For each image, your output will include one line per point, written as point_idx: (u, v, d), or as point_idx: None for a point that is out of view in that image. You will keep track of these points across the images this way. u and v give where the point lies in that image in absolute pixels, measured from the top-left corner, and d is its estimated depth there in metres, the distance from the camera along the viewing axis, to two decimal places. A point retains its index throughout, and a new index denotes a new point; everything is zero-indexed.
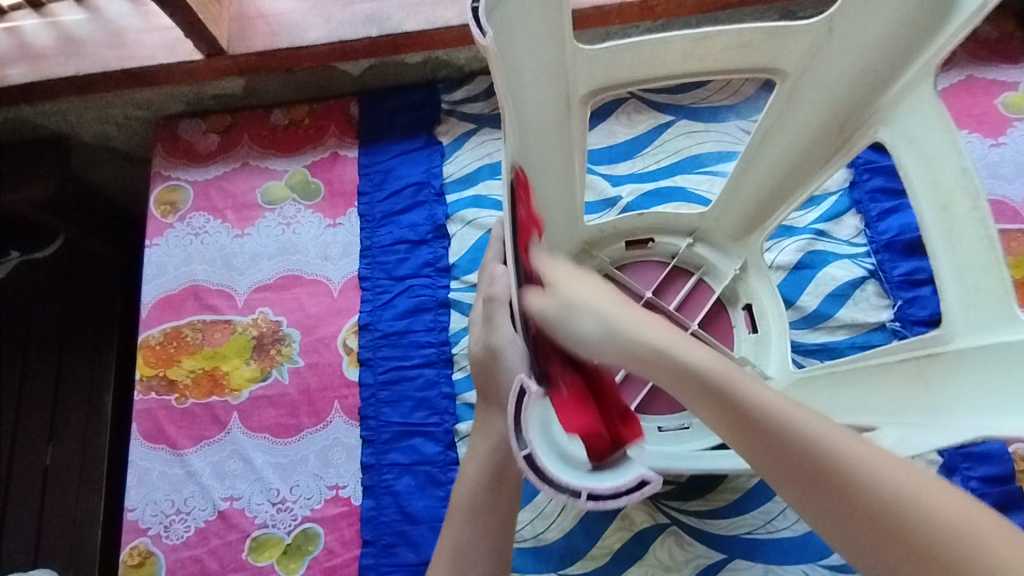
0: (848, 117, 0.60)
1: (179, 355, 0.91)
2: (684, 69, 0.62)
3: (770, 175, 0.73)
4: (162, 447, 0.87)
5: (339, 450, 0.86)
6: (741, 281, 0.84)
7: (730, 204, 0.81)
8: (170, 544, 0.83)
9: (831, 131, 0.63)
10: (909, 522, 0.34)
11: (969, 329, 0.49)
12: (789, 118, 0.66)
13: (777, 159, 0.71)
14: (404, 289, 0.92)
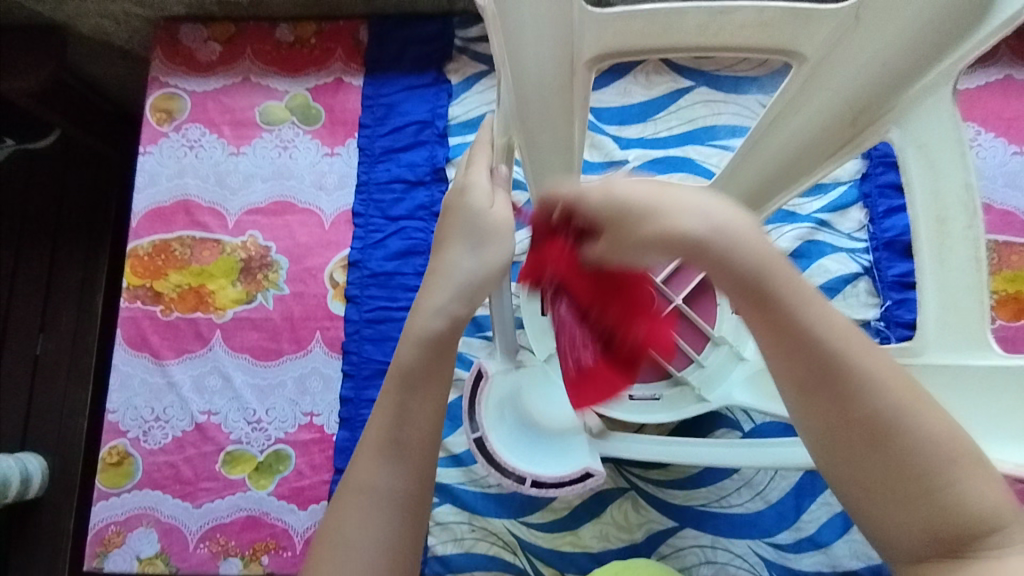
0: (864, 110, 0.55)
1: (167, 269, 0.92)
2: (701, 45, 0.54)
3: (767, 167, 0.66)
4: (145, 355, 0.89)
5: (316, 379, 0.88)
6: None
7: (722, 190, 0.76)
8: (147, 448, 0.86)
9: (841, 126, 0.57)
10: (948, 489, 0.35)
11: (939, 345, 0.57)
12: (798, 110, 0.58)
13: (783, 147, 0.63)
14: (397, 230, 0.91)
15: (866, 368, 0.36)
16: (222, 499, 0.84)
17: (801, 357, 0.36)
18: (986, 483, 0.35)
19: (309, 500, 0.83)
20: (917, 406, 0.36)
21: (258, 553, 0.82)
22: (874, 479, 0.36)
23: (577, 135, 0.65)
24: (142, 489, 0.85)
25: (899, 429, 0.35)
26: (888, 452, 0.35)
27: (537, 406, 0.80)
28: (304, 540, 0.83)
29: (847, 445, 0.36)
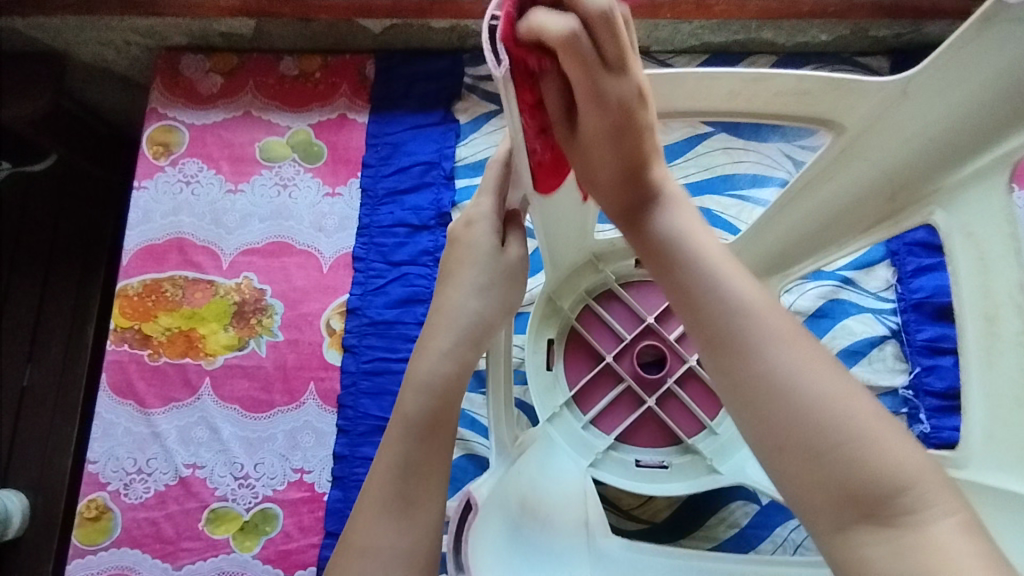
0: (902, 186, 0.55)
1: (157, 311, 0.87)
2: (722, 109, 0.55)
3: (797, 228, 0.66)
4: (129, 402, 0.85)
5: (308, 433, 0.83)
6: None
7: (756, 239, 0.71)
8: (128, 502, 0.81)
9: (880, 197, 0.57)
10: (921, 537, 0.32)
11: (982, 462, 0.51)
12: (836, 174, 0.58)
13: (812, 215, 0.63)
14: (399, 276, 0.88)
15: (832, 402, 0.35)
16: (204, 560, 0.79)
17: (777, 406, 0.35)
18: (956, 529, 0.32)
19: (297, 565, 0.78)
20: (887, 444, 0.34)
21: None
22: (833, 523, 0.34)
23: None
24: (120, 548, 0.80)
25: (871, 473, 0.33)
26: (857, 497, 0.33)
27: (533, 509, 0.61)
28: None
29: (799, 485, 0.35)
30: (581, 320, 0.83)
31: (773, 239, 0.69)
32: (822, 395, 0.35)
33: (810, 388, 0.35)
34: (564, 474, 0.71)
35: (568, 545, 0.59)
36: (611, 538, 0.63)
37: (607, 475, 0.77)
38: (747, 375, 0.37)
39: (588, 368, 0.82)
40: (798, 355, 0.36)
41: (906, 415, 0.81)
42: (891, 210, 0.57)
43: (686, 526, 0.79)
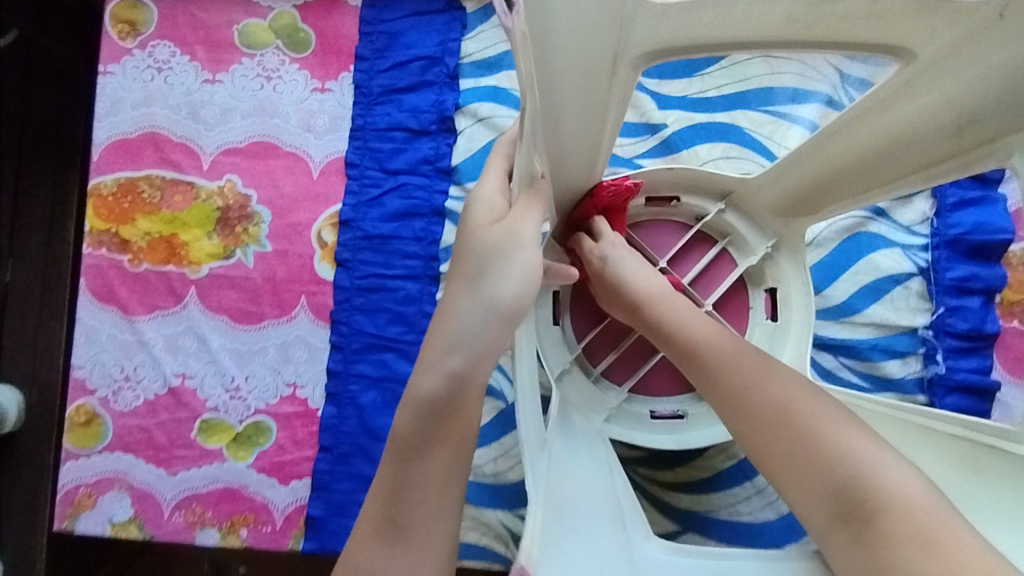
0: (976, 119, 0.47)
1: (135, 214, 0.81)
2: (773, 37, 0.40)
3: (846, 157, 0.59)
4: (112, 309, 0.81)
5: (300, 347, 0.80)
6: (770, 261, 0.76)
7: (785, 171, 0.66)
8: (118, 409, 0.80)
9: (948, 129, 0.49)
10: (881, 525, 0.43)
11: None
12: (897, 108, 0.50)
13: (859, 150, 0.57)
14: (396, 186, 0.81)
15: (806, 420, 0.49)
16: (197, 468, 0.79)
17: (760, 424, 0.51)
18: (915, 517, 0.42)
19: (291, 476, 0.78)
20: (851, 440, 0.47)
21: (235, 526, 0.78)
22: (824, 520, 0.47)
23: (608, 132, 0.56)
24: (113, 453, 0.79)
25: (835, 472, 0.46)
26: (830, 496, 0.46)
27: (569, 518, 0.52)
28: (284, 516, 0.78)
29: (803, 496, 0.48)
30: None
31: (809, 174, 0.63)
32: (803, 432, 0.49)
33: (795, 428, 0.49)
34: (589, 463, 0.63)
35: (614, 558, 0.51)
36: (652, 538, 0.57)
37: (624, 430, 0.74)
38: (746, 416, 0.52)
39: (595, 322, 0.79)
40: (804, 401, 0.50)
41: (922, 355, 0.78)
42: (961, 144, 0.50)
43: (686, 456, 0.79)
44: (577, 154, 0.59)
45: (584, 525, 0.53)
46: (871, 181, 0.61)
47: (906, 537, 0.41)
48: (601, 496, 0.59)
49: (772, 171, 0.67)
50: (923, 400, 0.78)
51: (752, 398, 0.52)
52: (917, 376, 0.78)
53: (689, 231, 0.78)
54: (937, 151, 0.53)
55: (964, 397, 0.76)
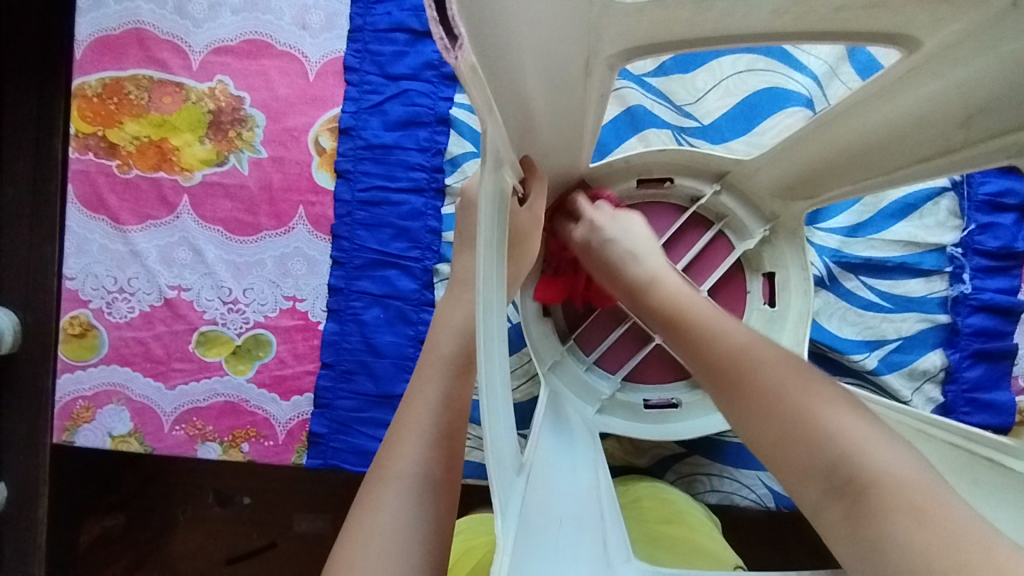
0: (984, 110, 0.43)
1: (122, 117, 0.77)
2: (764, 33, 0.41)
3: (841, 151, 0.56)
4: (103, 218, 0.77)
5: (299, 260, 0.77)
6: (769, 245, 0.72)
7: (777, 161, 0.64)
8: (113, 321, 0.77)
9: (949, 124, 0.46)
10: (873, 502, 0.36)
11: None
12: (896, 99, 0.47)
13: (860, 135, 0.53)
14: (398, 93, 0.77)
15: (788, 393, 0.42)
16: (197, 382, 0.77)
17: (747, 398, 0.43)
18: (912, 491, 0.36)
19: (292, 391, 0.76)
20: (840, 418, 0.40)
21: (237, 440, 0.76)
22: (815, 493, 0.39)
23: (589, 121, 0.53)
24: (110, 365, 0.77)
25: (830, 447, 0.39)
26: (820, 467, 0.39)
27: (546, 498, 0.44)
28: (287, 430, 0.76)
29: (795, 472, 0.40)
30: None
31: (807, 156, 0.59)
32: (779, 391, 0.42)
33: (771, 384, 0.43)
34: (574, 469, 0.54)
35: (583, 558, 0.41)
36: (632, 560, 0.45)
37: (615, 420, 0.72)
38: (734, 394, 0.44)
39: (586, 311, 0.76)
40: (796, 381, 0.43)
41: (948, 274, 0.75)
42: (962, 139, 0.47)
43: None
44: (561, 147, 0.56)
45: (563, 517, 0.44)
46: (871, 171, 0.56)
47: (896, 508, 0.35)
48: (583, 498, 0.50)
49: (770, 151, 0.64)
50: (945, 320, 0.74)
51: (751, 364, 0.44)
52: (941, 296, 0.75)
53: (684, 213, 0.75)
54: (940, 145, 0.49)
55: (988, 317, 0.73)
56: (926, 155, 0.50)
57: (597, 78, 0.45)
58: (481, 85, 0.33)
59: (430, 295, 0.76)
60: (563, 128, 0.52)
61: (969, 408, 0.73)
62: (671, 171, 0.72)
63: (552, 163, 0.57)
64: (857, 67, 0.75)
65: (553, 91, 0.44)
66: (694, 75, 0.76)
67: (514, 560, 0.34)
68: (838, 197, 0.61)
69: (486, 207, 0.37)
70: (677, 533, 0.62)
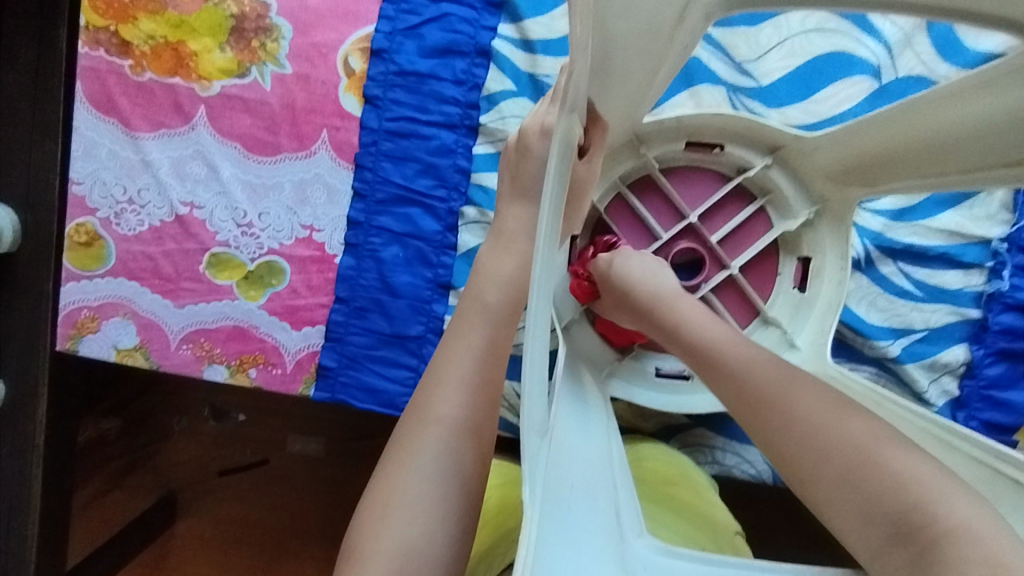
0: None
1: (136, 12, 0.71)
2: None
3: (924, 140, 0.52)
4: (112, 121, 0.73)
5: (319, 187, 0.74)
6: (810, 228, 0.70)
7: (845, 139, 0.60)
8: (120, 234, 0.74)
9: None
10: (946, 553, 0.35)
11: None
12: (1002, 94, 0.43)
13: (951, 127, 0.49)
14: (437, 16, 0.72)
15: (860, 440, 0.40)
16: (206, 303, 0.74)
17: (796, 442, 0.42)
18: (979, 527, 0.35)
19: (304, 322, 0.74)
20: (903, 462, 0.39)
21: (245, 365, 0.75)
22: (875, 543, 0.38)
23: (660, 73, 0.49)
24: (116, 278, 0.75)
25: (898, 495, 0.38)
26: (883, 516, 0.38)
27: (564, 464, 0.43)
28: (296, 360, 0.75)
29: (857, 523, 0.39)
30: (608, 211, 0.72)
31: (878, 142, 0.56)
32: (848, 436, 0.41)
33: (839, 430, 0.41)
34: (591, 438, 0.52)
35: (598, 530, 0.40)
36: (644, 536, 0.44)
37: (623, 386, 0.70)
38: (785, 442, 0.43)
39: None
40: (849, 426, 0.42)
41: (988, 269, 0.73)
42: None
43: None
44: (624, 98, 0.52)
45: (579, 486, 0.43)
46: (943, 168, 0.52)
47: (972, 558, 0.34)
48: (599, 469, 0.48)
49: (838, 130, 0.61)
50: (976, 315, 0.73)
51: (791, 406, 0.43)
52: (977, 290, 0.73)
53: (727, 183, 0.71)
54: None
55: (1019, 316, 0.71)
56: (1012, 162, 0.47)
57: (685, 27, 0.42)
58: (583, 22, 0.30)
59: (453, 239, 0.74)
60: (634, 80, 0.48)
61: (982, 405, 0.72)
62: (722, 137, 0.69)
63: (611, 115, 0.53)
64: (934, 40, 0.70)
65: (635, 39, 0.41)
66: (758, 29, 0.71)
67: (541, 534, 0.33)
68: (896, 190, 0.58)
69: (557, 158, 0.34)
70: (685, 496, 0.63)
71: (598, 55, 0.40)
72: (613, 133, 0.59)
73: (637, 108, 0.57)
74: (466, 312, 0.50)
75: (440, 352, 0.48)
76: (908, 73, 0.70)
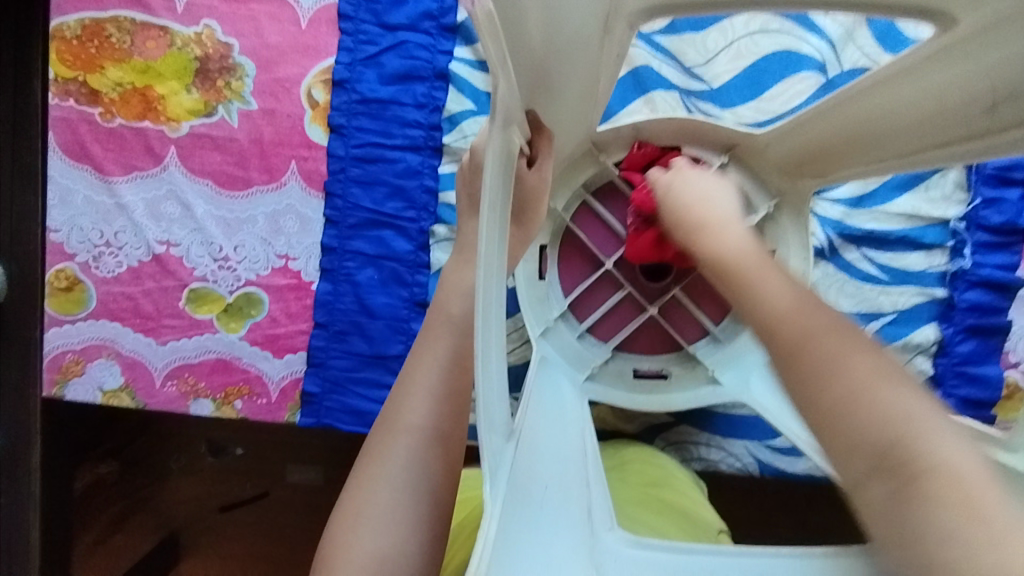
0: (1008, 100, 0.41)
1: (103, 61, 0.74)
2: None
3: (861, 129, 0.54)
4: (86, 167, 0.75)
5: (291, 217, 0.75)
6: (771, 221, 0.71)
7: (793, 135, 0.63)
8: (100, 276, 0.75)
9: (970, 111, 0.44)
10: (927, 489, 0.28)
11: None
12: (923, 79, 0.46)
13: (884, 115, 0.51)
14: (394, 44, 0.74)
15: (851, 367, 0.32)
16: (188, 339, 0.76)
17: (797, 358, 0.34)
18: (969, 485, 0.27)
19: (285, 349, 0.76)
20: (899, 399, 0.31)
21: (230, 398, 0.76)
22: (857, 472, 0.31)
23: (601, 83, 0.51)
24: (98, 320, 0.76)
25: (885, 427, 0.30)
26: (866, 446, 0.30)
27: (532, 465, 0.43)
28: (280, 389, 0.76)
29: (838, 448, 0.32)
30: (575, 219, 0.74)
31: (823, 134, 0.58)
32: (843, 357, 0.33)
33: (834, 349, 0.33)
34: (564, 439, 0.54)
35: (569, 525, 0.41)
36: (615, 529, 0.44)
37: (603, 389, 0.71)
38: (793, 362, 0.34)
39: (583, 278, 0.74)
40: (843, 374, 0.32)
41: (949, 249, 0.74)
42: (983, 128, 0.44)
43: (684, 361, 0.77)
44: (571, 109, 0.54)
45: (549, 485, 0.44)
46: (882, 157, 0.55)
47: (948, 498, 0.27)
48: (571, 467, 0.49)
49: (786, 125, 0.64)
50: (942, 294, 0.74)
51: (809, 348, 0.34)
52: (941, 270, 0.74)
53: None
54: (953, 136, 0.47)
55: (985, 292, 0.73)
56: (941, 145, 0.49)
57: (615, 37, 0.44)
58: (496, 40, 0.32)
59: (425, 257, 0.75)
60: (577, 89, 0.50)
61: (956, 381, 0.73)
62: (677, 140, 0.70)
63: (561, 125, 0.55)
64: (874, 33, 0.72)
65: (567, 52, 0.43)
66: (705, 35, 0.73)
67: (501, 531, 0.34)
68: (848, 177, 0.61)
69: (494, 169, 0.35)
70: (664, 495, 0.63)
71: (531, 72, 0.41)
72: (567, 143, 0.61)
73: (586, 117, 0.59)
74: (432, 323, 0.51)
75: (409, 366, 0.50)
76: (852, 66, 0.72)
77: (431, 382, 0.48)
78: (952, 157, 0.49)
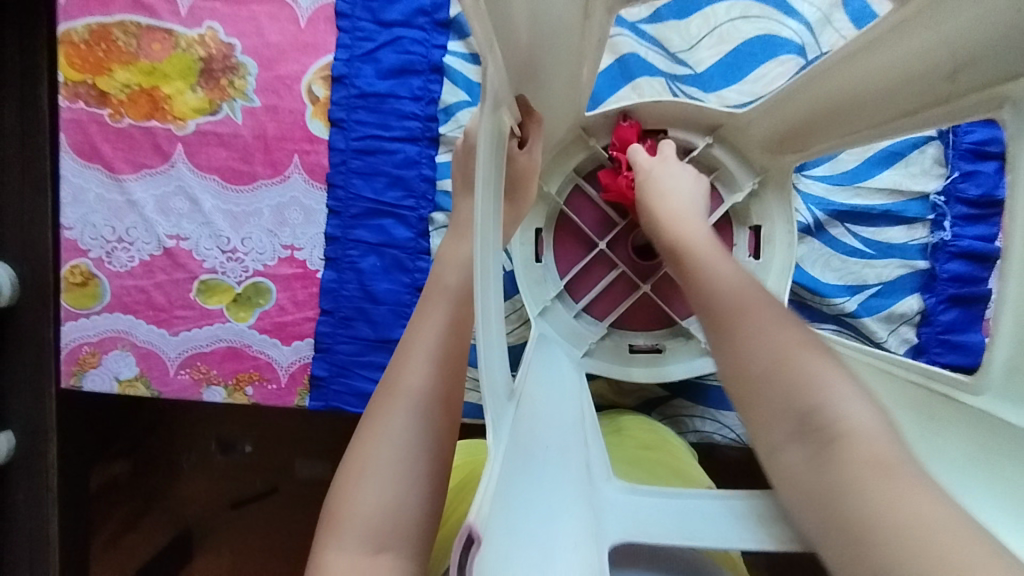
0: (965, 65, 0.44)
1: (111, 64, 0.77)
2: None
3: (835, 100, 0.58)
4: (97, 167, 0.78)
5: (296, 209, 0.78)
6: (756, 197, 0.74)
7: (773, 111, 0.66)
8: (113, 270, 0.79)
9: (933, 76, 0.47)
10: (839, 445, 0.37)
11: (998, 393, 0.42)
12: (886, 50, 0.49)
13: (855, 87, 0.54)
14: (391, 40, 0.77)
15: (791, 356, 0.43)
16: (199, 328, 0.79)
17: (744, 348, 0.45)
18: (876, 446, 0.37)
19: (293, 336, 0.79)
20: (830, 381, 0.41)
21: (241, 384, 0.79)
22: (780, 437, 0.41)
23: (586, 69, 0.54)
24: (113, 313, 0.79)
25: (807, 396, 0.40)
26: (794, 412, 0.40)
27: (535, 426, 0.47)
28: (289, 374, 0.79)
29: (767, 413, 0.42)
30: (569, 203, 0.78)
31: (800, 108, 0.62)
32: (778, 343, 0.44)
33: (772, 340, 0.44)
34: (565, 406, 0.57)
35: (569, 480, 0.45)
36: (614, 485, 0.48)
37: (601, 364, 0.75)
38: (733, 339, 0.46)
39: (579, 258, 0.78)
40: (768, 345, 0.44)
41: (930, 222, 0.78)
42: (947, 92, 0.48)
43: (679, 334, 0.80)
44: (559, 94, 0.57)
45: (551, 445, 0.47)
46: (856, 128, 0.58)
47: (859, 455, 0.36)
48: (572, 431, 0.53)
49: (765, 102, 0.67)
50: (924, 266, 0.78)
51: (743, 322, 0.46)
52: (922, 243, 0.78)
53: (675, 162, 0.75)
54: (921, 102, 0.51)
55: (964, 264, 0.77)
56: (909, 111, 0.52)
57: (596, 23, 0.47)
58: (484, 26, 0.35)
59: (425, 243, 0.78)
60: (564, 75, 0.53)
61: (940, 349, 0.77)
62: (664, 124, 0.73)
63: (550, 110, 0.58)
64: (850, 15, 0.76)
65: (551, 39, 0.46)
66: (689, 21, 0.77)
67: (507, 479, 0.38)
68: (828, 149, 0.63)
69: (487, 147, 0.39)
70: (655, 457, 0.66)
71: (520, 58, 0.45)
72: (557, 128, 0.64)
73: (574, 103, 0.63)
74: (432, 297, 0.54)
75: (410, 336, 0.53)
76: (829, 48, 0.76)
77: (432, 352, 0.51)
78: (919, 121, 0.52)
